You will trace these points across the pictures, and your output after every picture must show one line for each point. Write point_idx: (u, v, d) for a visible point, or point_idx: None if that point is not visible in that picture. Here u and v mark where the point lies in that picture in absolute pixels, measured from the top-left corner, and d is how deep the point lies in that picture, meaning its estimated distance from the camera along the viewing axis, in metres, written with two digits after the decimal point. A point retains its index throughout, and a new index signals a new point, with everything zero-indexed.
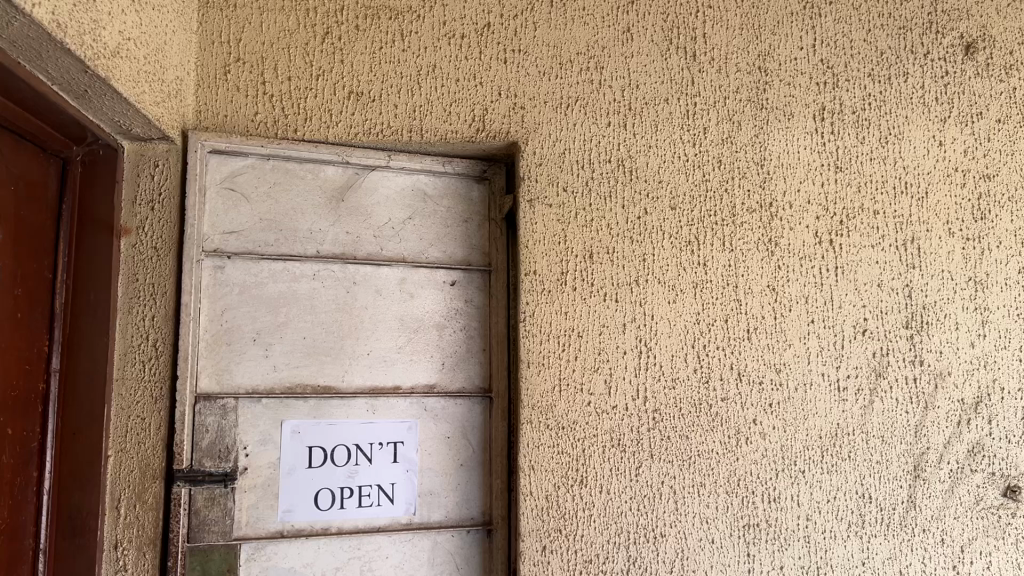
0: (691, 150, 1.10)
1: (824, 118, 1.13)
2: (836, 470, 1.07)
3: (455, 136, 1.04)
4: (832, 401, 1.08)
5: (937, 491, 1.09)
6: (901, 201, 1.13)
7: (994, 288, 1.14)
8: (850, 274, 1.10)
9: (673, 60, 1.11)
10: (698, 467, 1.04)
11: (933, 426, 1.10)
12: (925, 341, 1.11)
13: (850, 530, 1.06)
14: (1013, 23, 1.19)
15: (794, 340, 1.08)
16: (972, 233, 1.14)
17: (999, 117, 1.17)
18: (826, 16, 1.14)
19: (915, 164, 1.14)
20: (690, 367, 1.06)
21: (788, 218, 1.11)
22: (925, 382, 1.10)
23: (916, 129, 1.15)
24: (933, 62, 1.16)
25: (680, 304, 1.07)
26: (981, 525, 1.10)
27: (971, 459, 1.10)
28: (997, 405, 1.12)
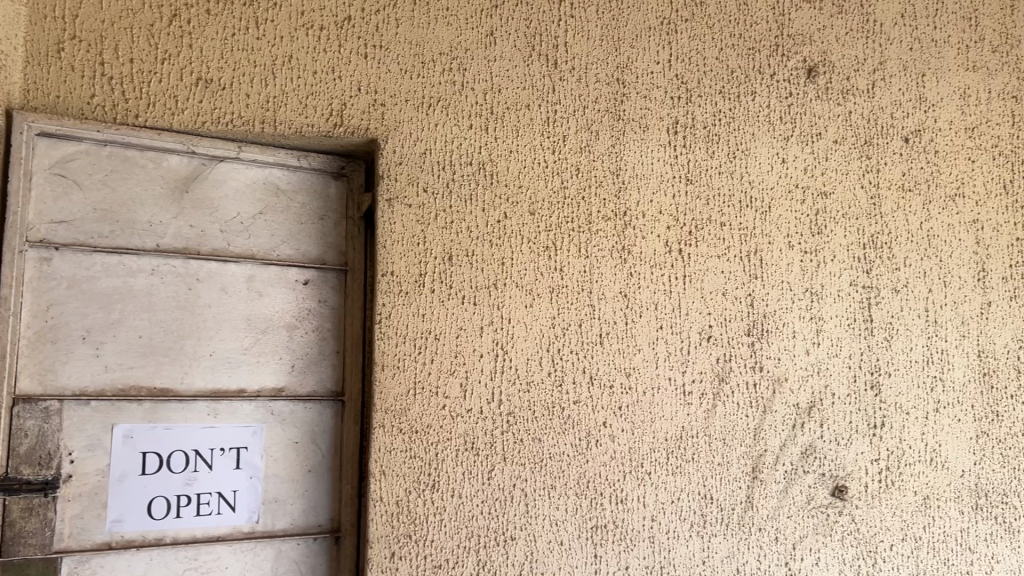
0: (550, 156, 1.11)
1: (677, 131, 1.17)
2: (681, 471, 1.10)
3: (311, 130, 1.01)
4: (679, 405, 1.11)
5: (772, 491, 1.13)
6: (746, 214, 1.18)
7: (829, 299, 1.19)
8: (697, 282, 1.14)
9: (535, 67, 1.12)
10: (549, 469, 1.05)
11: (771, 429, 1.14)
12: (765, 348, 1.15)
13: (692, 530, 1.09)
14: (850, 51, 1.25)
15: (643, 345, 1.11)
16: (810, 246, 1.19)
17: (837, 137, 1.23)
18: (682, 33, 1.19)
19: (759, 179, 1.19)
20: (544, 370, 1.07)
21: (641, 227, 1.13)
22: (764, 387, 1.15)
23: (762, 146, 1.20)
24: (778, 83, 1.22)
25: (535, 308, 1.08)
26: (812, 523, 1.13)
27: (804, 461, 1.15)
28: (829, 409, 1.17)
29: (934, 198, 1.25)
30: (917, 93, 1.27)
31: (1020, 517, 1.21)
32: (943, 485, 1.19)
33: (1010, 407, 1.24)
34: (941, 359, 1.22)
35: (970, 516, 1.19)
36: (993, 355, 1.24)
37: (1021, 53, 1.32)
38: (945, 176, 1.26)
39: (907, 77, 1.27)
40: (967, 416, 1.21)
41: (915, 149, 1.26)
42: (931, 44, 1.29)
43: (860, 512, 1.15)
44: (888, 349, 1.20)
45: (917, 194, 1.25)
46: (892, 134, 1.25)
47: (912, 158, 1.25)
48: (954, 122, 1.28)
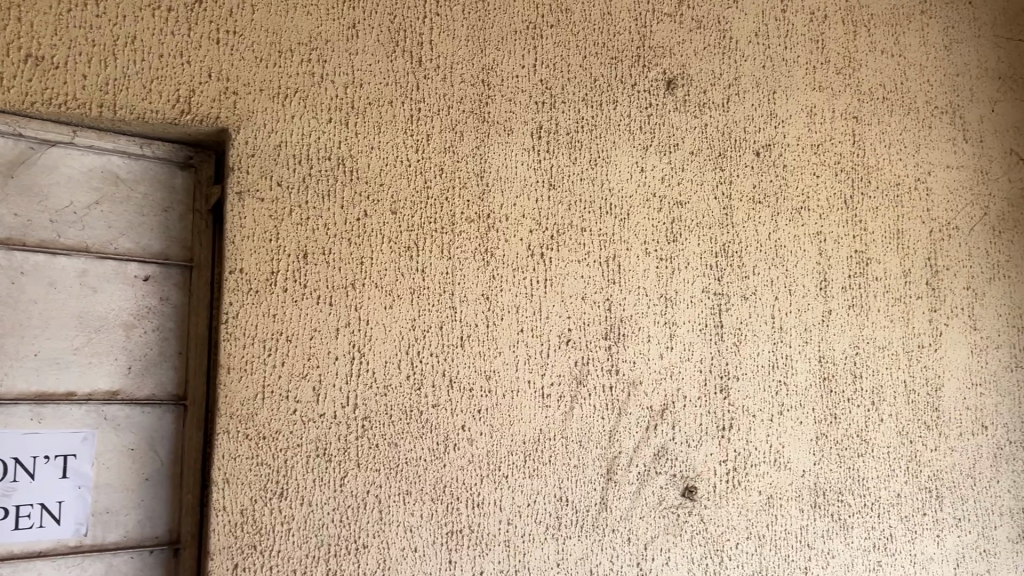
0: (413, 155, 1.09)
1: (540, 136, 1.17)
2: (537, 474, 1.10)
3: (155, 116, 0.95)
4: (537, 408, 1.11)
5: (626, 492, 1.14)
6: (606, 221, 1.19)
7: (682, 305, 1.22)
8: (558, 286, 1.15)
9: (399, 63, 1.10)
10: (404, 474, 1.03)
11: (625, 431, 1.16)
12: (621, 351, 1.17)
13: (546, 533, 1.10)
14: (707, 65, 1.29)
15: (504, 348, 1.11)
16: (665, 253, 1.22)
17: (693, 148, 1.26)
18: (547, 38, 1.19)
19: (619, 187, 1.21)
20: (403, 373, 1.05)
21: (504, 230, 1.13)
22: (620, 390, 1.16)
23: (622, 154, 1.22)
24: (639, 93, 1.24)
25: (394, 310, 1.05)
26: (663, 523, 1.16)
27: (657, 462, 1.17)
28: (681, 411, 1.20)
29: (781, 210, 1.31)
30: (768, 109, 1.33)
31: (854, 513, 1.28)
32: (785, 485, 1.24)
33: (847, 410, 1.31)
34: (785, 364, 1.27)
35: (809, 514, 1.25)
36: (832, 360, 1.31)
37: (861, 76, 1.41)
38: (792, 190, 1.32)
39: (759, 93, 1.32)
40: (808, 418, 1.27)
41: (765, 163, 1.31)
42: (781, 63, 1.35)
43: (708, 511, 1.19)
44: (737, 354, 1.24)
45: (767, 206, 1.30)
46: (745, 147, 1.30)
47: (763, 171, 1.31)
48: (801, 138, 1.34)
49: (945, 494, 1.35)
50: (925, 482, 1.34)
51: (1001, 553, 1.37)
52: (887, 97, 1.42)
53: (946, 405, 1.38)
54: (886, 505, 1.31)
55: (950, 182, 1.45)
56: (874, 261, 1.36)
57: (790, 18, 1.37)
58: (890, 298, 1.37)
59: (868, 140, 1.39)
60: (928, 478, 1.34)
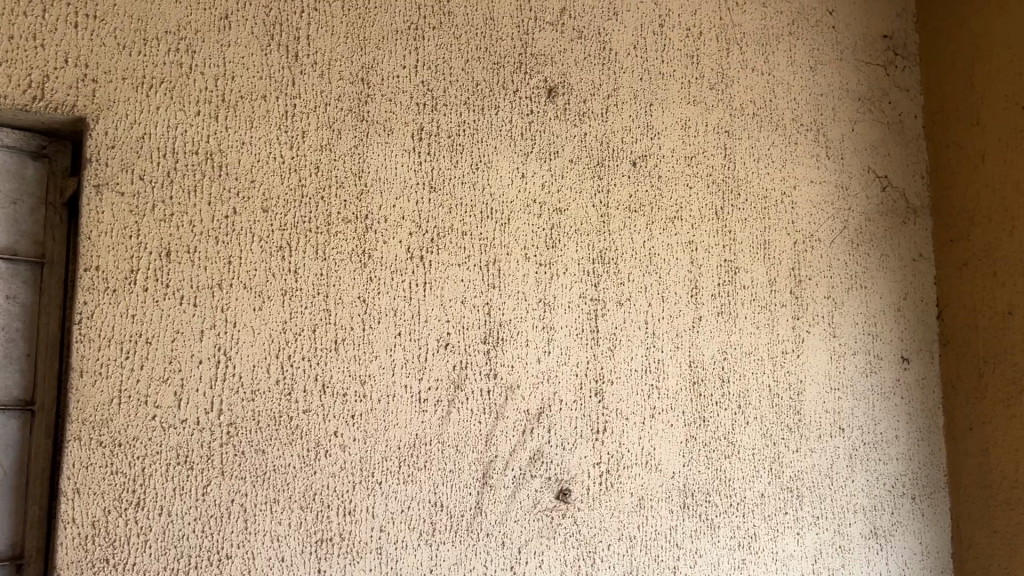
0: (288, 153, 1.08)
1: (421, 138, 1.16)
2: (412, 479, 1.09)
3: (3, 102, 0.94)
4: (413, 412, 1.10)
5: (501, 496, 1.14)
6: (486, 225, 1.19)
7: (560, 310, 1.23)
8: (437, 289, 1.14)
9: (274, 57, 1.09)
10: (272, 482, 1.01)
11: (502, 435, 1.16)
12: (499, 355, 1.17)
13: (420, 539, 1.08)
14: (587, 75, 1.31)
15: (380, 352, 1.09)
16: (544, 259, 1.23)
17: (573, 157, 1.28)
18: (429, 40, 1.19)
19: (499, 192, 1.21)
20: (272, 378, 1.03)
21: (383, 231, 1.12)
22: (497, 394, 1.16)
23: (503, 159, 1.22)
24: (520, 100, 1.25)
25: (264, 312, 1.04)
26: (537, 526, 1.16)
27: (532, 465, 1.17)
28: (557, 415, 1.21)
29: (656, 218, 1.34)
30: (644, 120, 1.36)
31: (721, 513, 1.33)
32: (656, 486, 1.27)
33: (716, 413, 1.35)
34: (657, 368, 1.30)
35: (678, 514, 1.29)
36: (702, 365, 1.35)
37: (734, 92, 1.46)
38: (666, 200, 1.36)
39: (637, 104, 1.35)
40: (678, 420, 1.31)
41: (641, 173, 1.34)
42: (658, 76, 1.38)
43: (581, 513, 1.20)
44: (611, 358, 1.27)
45: (642, 214, 1.33)
46: (622, 157, 1.33)
47: (639, 181, 1.34)
48: (676, 150, 1.38)
49: (806, 493, 1.41)
50: (787, 482, 1.40)
51: (855, 549, 1.45)
52: (757, 113, 1.48)
53: (807, 408, 1.45)
54: (751, 505, 1.36)
55: (813, 197, 1.52)
56: (743, 270, 1.42)
57: (667, 33, 1.41)
58: (757, 306, 1.43)
59: (739, 153, 1.45)
60: (790, 479, 1.40)
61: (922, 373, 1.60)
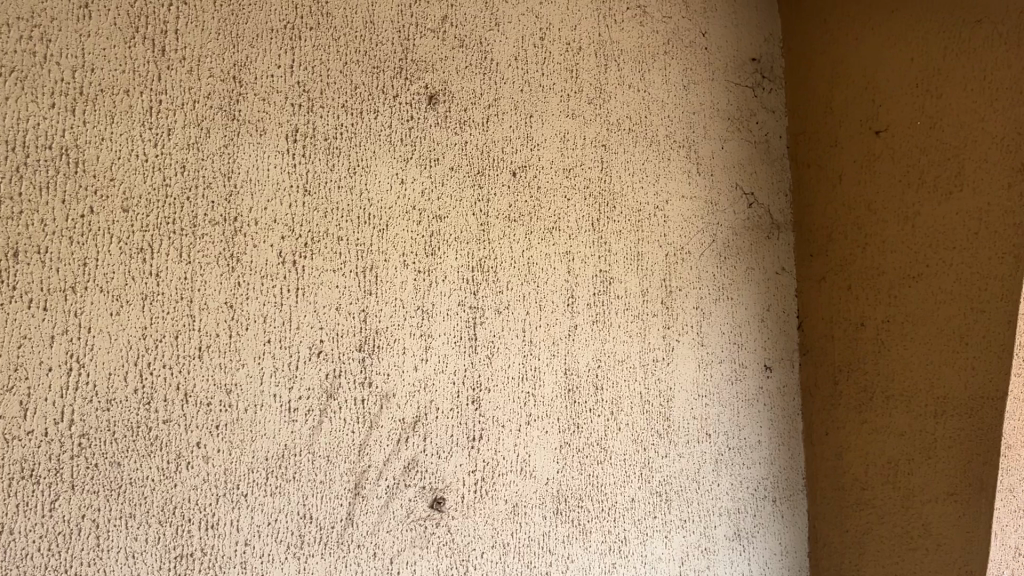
0: (152, 150, 1.04)
1: (296, 139, 1.13)
2: (279, 491, 1.06)
3: None
4: (281, 422, 1.07)
5: (374, 507, 1.12)
6: (364, 231, 1.17)
7: (438, 318, 1.22)
8: (310, 296, 1.11)
9: (138, 50, 1.04)
10: (128, 496, 0.98)
11: (375, 444, 1.14)
12: (374, 364, 1.15)
13: (287, 552, 1.06)
14: (468, 84, 1.31)
15: (248, 360, 1.06)
16: (423, 266, 1.22)
17: (453, 164, 1.27)
18: (306, 40, 1.16)
19: (378, 198, 1.19)
20: (130, 387, 0.99)
21: (252, 235, 1.08)
22: (372, 403, 1.14)
23: (382, 164, 1.20)
24: (400, 105, 1.23)
25: (123, 317, 1.00)
26: (409, 536, 1.15)
27: (407, 475, 1.16)
28: (432, 423, 1.20)
29: (534, 229, 1.36)
30: (525, 131, 1.37)
31: (592, 518, 1.35)
32: (530, 492, 1.28)
33: (589, 420, 1.37)
34: (534, 376, 1.32)
35: (551, 520, 1.30)
36: (577, 373, 1.37)
37: (611, 107, 1.50)
38: (545, 211, 1.38)
39: (517, 115, 1.36)
40: (553, 428, 1.33)
41: (520, 183, 1.35)
42: (538, 88, 1.40)
43: (455, 522, 1.20)
44: (489, 366, 1.27)
45: (521, 224, 1.34)
46: (502, 167, 1.33)
47: (518, 191, 1.34)
48: (555, 162, 1.40)
49: (674, 498, 1.46)
50: (656, 487, 1.44)
51: (719, 550, 1.51)
52: (633, 128, 1.53)
53: (676, 415, 1.50)
54: (621, 510, 1.39)
55: (685, 211, 1.58)
56: (617, 280, 1.46)
57: (547, 47, 1.43)
58: (630, 315, 1.46)
59: (614, 167, 1.49)
60: (658, 484, 1.45)
61: (782, 381, 1.69)
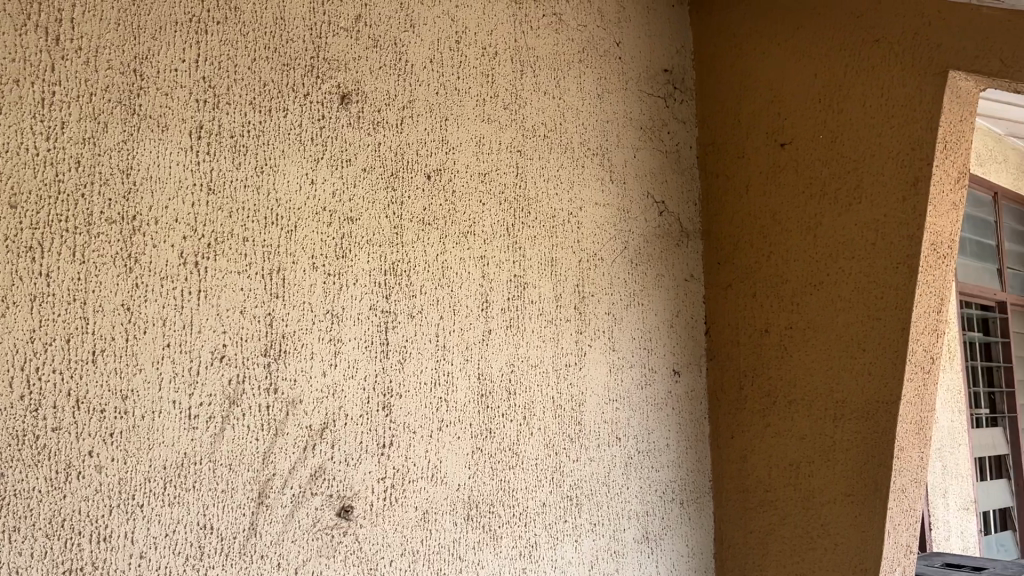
0: (43, 144, 0.96)
1: (200, 136, 1.09)
2: (178, 501, 1.02)
3: None
4: (180, 429, 1.03)
5: (278, 516, 1.09)
6: (271, 231, 1.13)
7: (348, 322, 1.20)
8: (212, 298, 1.07)
9: (30, 38, 0.95)
10: (12, 508, 0.89)
11: (281, 451, 1.11)
12: (280, 369, 1.12)
13: (186, 565, 1.02)
14: (382, 85, 1.29)
15: (146, 365, 1.01)
16: (332, 269, 1.19)
17: (365, 166, 1.25)
18: (212, 34, 1.11)
19: (286, 198, 1.15)
20: (15, 394, 0.91)
21: (152, 235, 1.03)
22: (277, 410, 1.11)
23: (291, 164, 1.17)
24: (311, 104, 1.20)
25: (8, 319, 0.91)
26: (316, 545, 1.12)
27: (313, 483, 1.13)
28: (340, 430, 1.17)
29: (448, 233, 1.34)
30: (439, 134, 1.35)
31: (503, 524, 1.35)
32: (440, 499, 1.27)
33: (501, 425, 1.37)
34: (446, 382, 1.31)
35: (462, 526, 1.29)
36: (489, 378, 1.37)
37: (526, 113, 1.50)
38: (460, 215, 1.37)
39: (432, 118, 1.35)
40: (465, 433, 1.32)
41: (435, 186, 1.33)
42: (454, 91, 1.39)
43: (363, 530, 1.17)
44: (400, 371, 1.25)
45: (435, 228, 1.33)
46: (416, 169, 1.31)
47: (432, 195, 1.33)
48: (470, 166, 1.39)
49: (584, 501, 1.48)
50: (566, 491, 1.45)
51: (628, 553, 1.53)
52: (548, 135, 1.53)
53: (587, 419, 1.51)
54: (532, 515, 1.39)
55: (597, 218, 1.60)
56: (531, 285, 1.46)
57: (463, 50, 1.41)
58: (544, 320, 1.47)
59: (530, 173, 1.49)
60: (569, 488, 1.46)
61: (690, 386, 1.73)
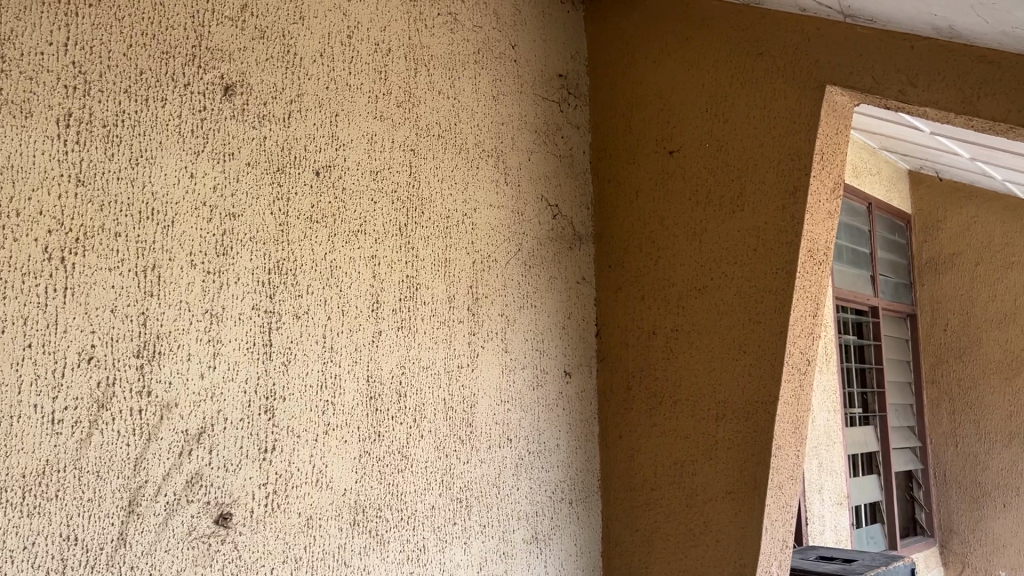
0: None
1: (70, 125, 1.01)
2: (39, 512, 0.94)
3: None
4: (42, 435, 0.95)
5: (150, 525, 1.04)
6: (147, 226, 1.08)
7: (228, 322, 1.15)
8: (81, 295, 1.00)
9: None
10: None
11: (153, 457, 1.05)
12: (154, 372, 1.06)
13: None
14: (269, 77, 1.24)
15: (3, 367, 0.93)
16: (213, 267, 1.14)
17: (250, 160, 1.20)
18: (84, 17, 1.04)
19: (163, 192, 1.10)
20: None
21: (13, 227, 0.95)
22: (150, 414, 1.05)
23: (169, 157, 1.11)
24: (192, 95, 1.15)
25: None
26: (191, 555, 1.07)
27: (189, 489, 1.08)
28: (219, 434, 1.12)
29: (337, 231, 1.31)
30: (329, 130, 1.32)
31: (390, 528, 1.33)
32: (325, 504, 1.24)
33: (390, 428, 1.35)
34: (333, 384, 1.28)
35: (347, 531, 1.26)
36: (379, 380, 1.34)
37: (420, 111, 1.49)
38: (350, 213, 1.34)
39: (322, 113, 1.31)
40: (352, 436, 1.29)
41: (324, 183, 1.30)
42: (345, 87, 1.35)
43: (243, 538, 1.13)
44: (284, 373, 1.21)
45: (324, 226, 1.29)
46: (304, 165, 1.28)
47: (321, 192, 1.29)
48: (361, 163, 1.37)
49: (474, 503, 1.47)
50: (456, 493, 1.44)
51: (517, 554, 1.54)
52: (442, 135, 1.52)
53: (478, 420, 1.51)
54: (420, 518, 1.38)
55: (490, 220, 1.60)
56: (423, 286, 1.44)
57: (355, 46, 1.38)
58: (436, 321, 1.46)
59: (423, 173, 1.47)
60: (459, 490, 1.45)
61: (580, 387, 1.75)
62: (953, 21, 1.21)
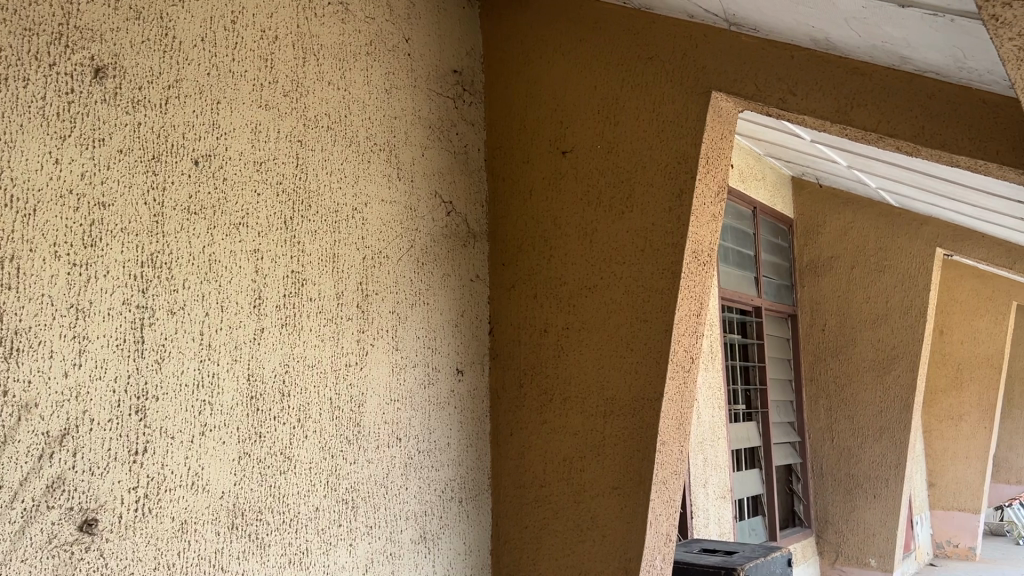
0: None
1: None
2: None
3: None
4: None
5: (5, 533, 0.95)
6: (5, 214, 0.98)
7: (97, 318, 1.08)
8: None
9: None
10: None
11: (10, 462, 0.96)
12: (12, 370, 0.98)
13: None
14: (144, 60, 1.17)
15: None
16: (79, 259, 1.06)
17: (122, 147, 1.13)
18: None
19: (25, 177, 1.01)
20: None
21: None
22: (7, 415, 0.97)
23: (31, 141, 1.02)
24: (57, 76, 1.06)
25: None
26: (51, 564, 1.00)
27: (49, 495, 1.00)
28: (85, 436, 1.05)
29: (218, 224, 1.26)
30: (209, 118, 1.26)
31: (271, 531, 1.29)
32: (201, 508, 1.19)
33: (272, 428, 1.31)
34: (210, 383, 1.22)
35: (224, 536, 1.22)
36: (261, 379, 1.30)
37: (308, 102, 1.44)
38: (232, 204, 1.29)
39: (202, 100, 1.25)
40: (231, 438, 1.24)
41: (203, 173, 1.25)
42: (227, 74, 1.30)
43: (109, 545, 1.07)
44: (157, 372, 1.15)
45: (202, 218, 1.24)
46: (182, 154, 1.22)
47: (201, 182, 1.24)
48: (244, 153, 1.32)
49: (360, 504, 1.45)
50: (342, 494, 1.41)
51: (404, 554, 1.52)
52: (331, 127, 1.49)
53: (367, 420, 1.48)
54: (303, 521, 1.34)
55: (382, 215, 1.57)
56: (309, 282, 1.41)
57: (239, 32, 1.33)
58: (322, 318, 1.42)
59: (310, 165, 1.44)
60: (345, 491, 1.42)
61: (472, 385, 1.74)
62: (828, 34, 1.27)
